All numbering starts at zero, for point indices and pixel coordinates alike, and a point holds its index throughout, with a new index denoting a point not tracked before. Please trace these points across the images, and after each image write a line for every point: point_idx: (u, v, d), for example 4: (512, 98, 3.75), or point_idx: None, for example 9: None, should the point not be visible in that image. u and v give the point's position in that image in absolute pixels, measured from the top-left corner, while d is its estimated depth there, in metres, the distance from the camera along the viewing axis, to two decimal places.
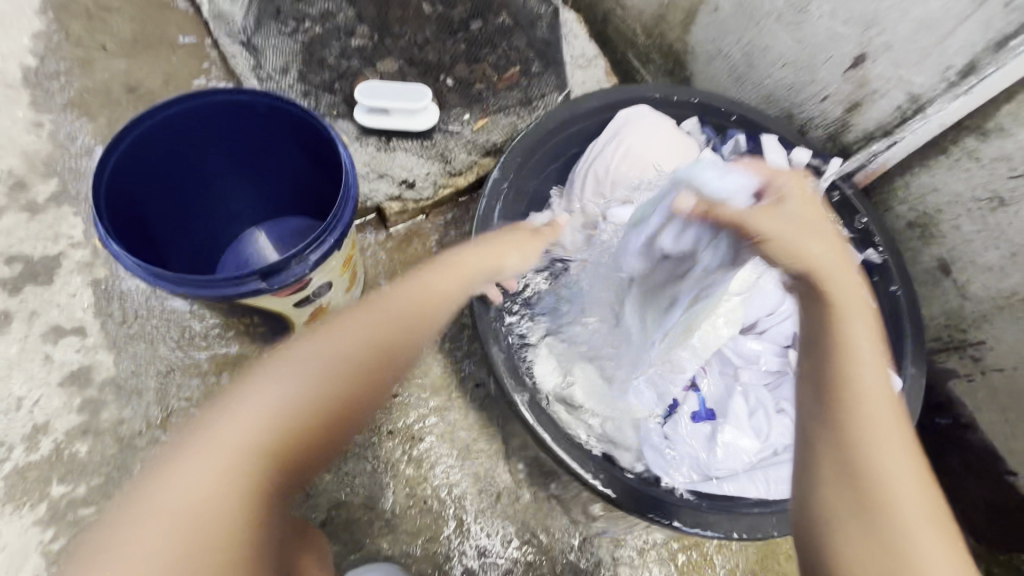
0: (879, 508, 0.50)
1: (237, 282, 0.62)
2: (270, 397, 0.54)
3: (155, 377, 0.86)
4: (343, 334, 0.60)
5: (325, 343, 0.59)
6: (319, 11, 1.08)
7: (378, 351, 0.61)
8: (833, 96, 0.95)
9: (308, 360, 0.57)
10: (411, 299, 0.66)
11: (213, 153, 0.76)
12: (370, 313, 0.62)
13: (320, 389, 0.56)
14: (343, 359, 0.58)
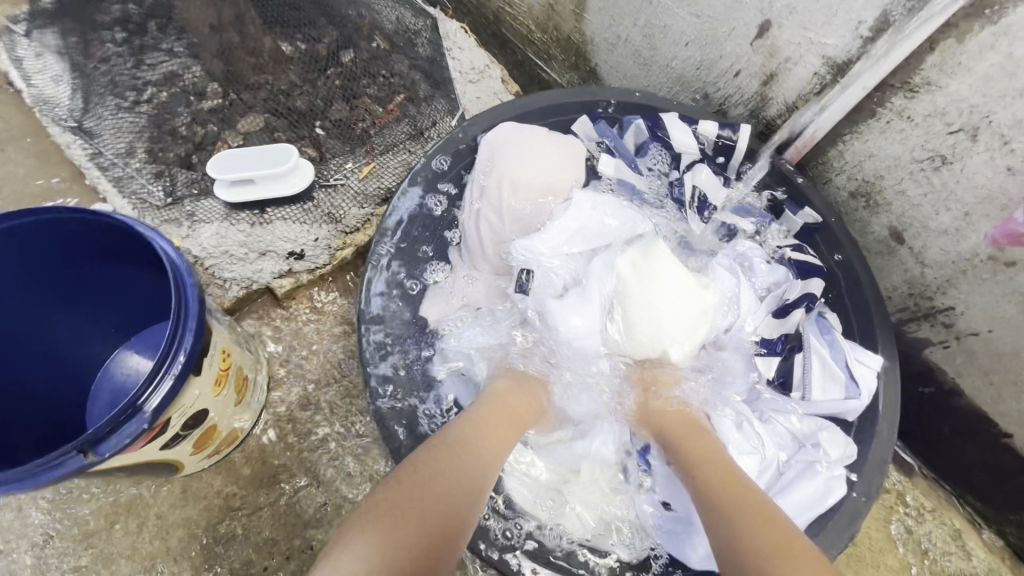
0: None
1: (53, 464, 0.49)
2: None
3: (29, 551, 0.72)
4: (422, 498, 0.54)
5: (394, 503, 0.53)
6: (161, 75, 0.93)
7: (450, 510, 0.55)
8: (745, 70, 0.85)
9: (378, 526, 0.51)
10: (468, 456, 0.61)
11: (29, 287, 0.63)
12: (437, 473, 0.57)
13: (384, 565, 0.48)
14: (406, 519, 0.52)
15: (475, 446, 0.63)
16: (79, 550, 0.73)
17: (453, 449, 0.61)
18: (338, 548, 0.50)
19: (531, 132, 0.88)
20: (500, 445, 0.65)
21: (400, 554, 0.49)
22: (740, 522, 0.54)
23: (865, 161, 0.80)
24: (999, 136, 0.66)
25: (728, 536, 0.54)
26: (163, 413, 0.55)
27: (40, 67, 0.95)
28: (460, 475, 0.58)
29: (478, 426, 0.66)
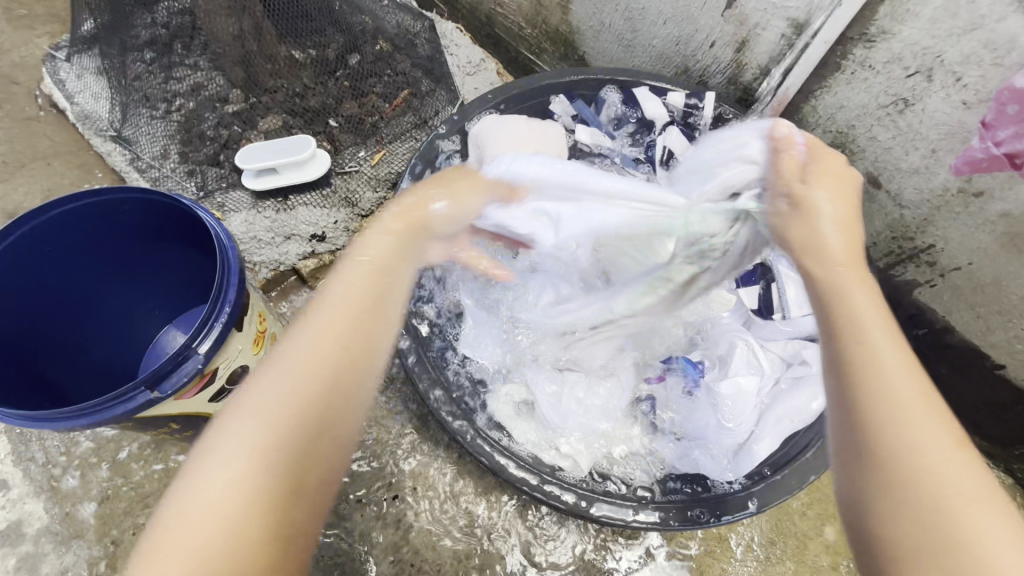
0: (916, 475, 0.39)
1: (124, 399, 0.56)
2: (202, 501, 0.41)
3: (93, 511, 0.79)
4: (273, 395, 0.44)
5: (251, 407, 0.43)
6: (188, 85, 1.03)
7: (327, 384, 0.45)
8: (719, 40, 0.92)
9: (263, 403, 0.43)
10: (347, 301, 0.47)
11: (87, 268, 0.71)
12: (308, 352, 0.45)
13: (256, 478, 0.41)
14: (276, 413, 0.43)
15: (337, 319, 0.47)
16: (136, 509, 0.80)
17: (307, 331, 0.46)
18: (231, 412, 0.44)
19: (512, 119, 0.95)
20: (396, 254, 0.52)
21: (272, 461, 0.42)
22: (895, 419, 0.41)
23: (838, 113, 0.86)
24: (953, 73, 0.71)
25: (901, 426, 0.41)
26: (212, 360, 0.62)
27: (81, 88, 1.06)
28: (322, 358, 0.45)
29: (350, 268, 0.50)
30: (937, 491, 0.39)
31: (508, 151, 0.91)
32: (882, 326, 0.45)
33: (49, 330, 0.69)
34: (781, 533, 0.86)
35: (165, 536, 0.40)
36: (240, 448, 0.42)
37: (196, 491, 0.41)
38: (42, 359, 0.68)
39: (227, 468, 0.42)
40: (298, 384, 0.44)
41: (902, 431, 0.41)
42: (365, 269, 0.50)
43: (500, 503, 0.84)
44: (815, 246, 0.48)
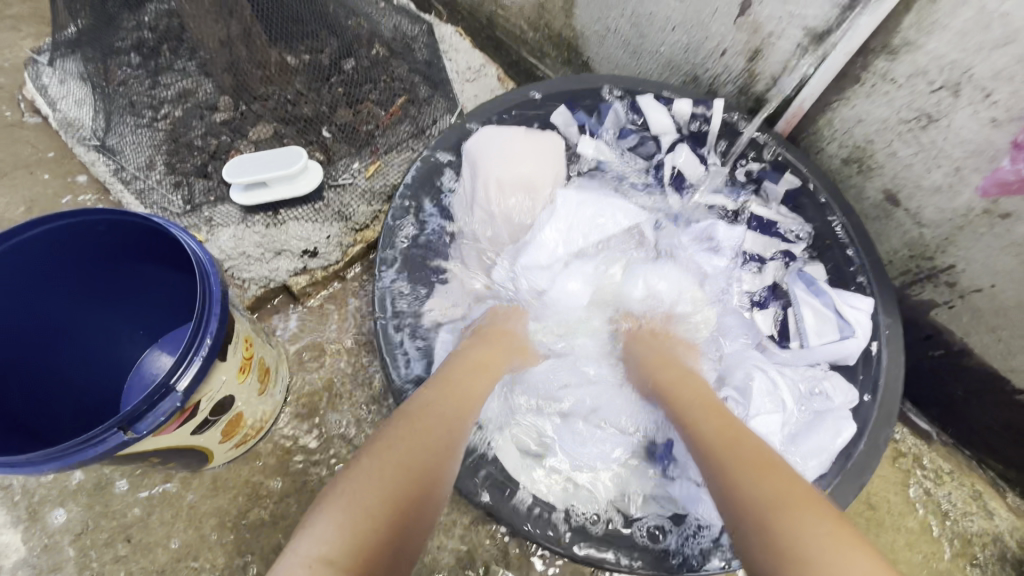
0: (744, 499, 0.51)
1: (97, 440, 0.53)
2: (319, 542, 0.44)
3: (72, 543, 0.76)
4: (397, 450, 0.51)
5: (378, 455, 0.51)
6: (175, 92, 0.99)
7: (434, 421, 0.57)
8: (731, 48, 0.88)
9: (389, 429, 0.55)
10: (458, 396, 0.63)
11: (62, 292, 0.67)
12: (422, 403, 0.59)
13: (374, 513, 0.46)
14: (395, 470, 0.49)
15: (444, 401, 0.61)
16: (118, 541, 0.76)
17: (418, 408, 0.58)
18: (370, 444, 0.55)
19: (508, 132, 0.92)
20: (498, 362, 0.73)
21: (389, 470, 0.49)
22: (748, 473, 0.53)
23: (855, 127, 0.82)
24: (982, 89, 0.67)
25: (750, 484, 0.52)
26: (192, 394, 0.59)
27: (64, 94, 1.02)
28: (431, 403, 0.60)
29: (449, 379, 0.65)
30: (770, 505, 0.49)
31: (508, 170, 0.92)
32: (728, 418, 0.61)
33: (21, 358, 0.65)
34: None
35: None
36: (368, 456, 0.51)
37: (323, 530, 0.44)
38: (13, 389, 0.64)
39: (356, 511, 0.45)
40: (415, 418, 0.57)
41: (738, 475, 0.53)
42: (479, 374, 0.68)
43: (498, 535, 0.80)
44: (684, 379, 0.71)
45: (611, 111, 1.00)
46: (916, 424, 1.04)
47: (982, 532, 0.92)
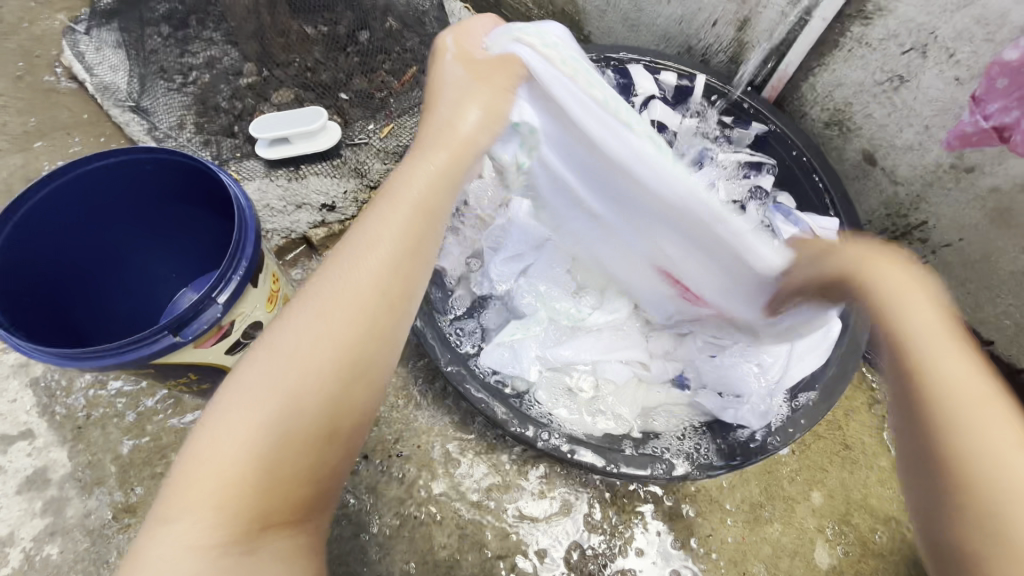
0: (984, 471, 0.43)
1: (150, 340, 0.60)
2: (227, 447, 0.46)
3: (113, 461, 0.84)
4: (305, 344, 0.48)
5: (307, 320, 0.49)
6: (204, 59, 1.06)
7: (336, 359, 0.48)
8: (721, 18, 0.94)
9: (271, 377, 0.47)
10: (358, 277, 0.50)
11: (110, 227, 0.75)
12: (330, 305, 0.49)
13: (279, 426, 0.46)
14: (293, 377, 0.47)
15: (339, 304, 0.49)
16: (155, 459, 0.84)
17: (330, 287, 0.50)
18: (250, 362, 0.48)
19: None
20: (433, 192, 0.55)
21: (267, 426, 0.46)
22: (957, 429, 0.44)
23: (835, 90, 0.89)
24: (946, 49, 0.73)
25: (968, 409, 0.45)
26: (229, 311, 0.66)
27: (100, 59, 1.09)
28: (336, 325, 0.49)
29: (388, 208, 0.53)
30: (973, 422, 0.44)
31: None
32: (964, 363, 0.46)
33: (75, 282, 0.73)
34: (770, 496, 0.90)
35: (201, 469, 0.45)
36: (251, 409, 0.46)
37: (226, 426, 0.46)
38: (67, 309, 0.72)
39: (258, 404, 0.46)
40: (319, 350, 0.48)
41: (949, 404, 0.45)
42: (366, 263, 0.51)
43: (500, 463, 0.87)
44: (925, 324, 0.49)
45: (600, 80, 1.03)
46: None
47: None
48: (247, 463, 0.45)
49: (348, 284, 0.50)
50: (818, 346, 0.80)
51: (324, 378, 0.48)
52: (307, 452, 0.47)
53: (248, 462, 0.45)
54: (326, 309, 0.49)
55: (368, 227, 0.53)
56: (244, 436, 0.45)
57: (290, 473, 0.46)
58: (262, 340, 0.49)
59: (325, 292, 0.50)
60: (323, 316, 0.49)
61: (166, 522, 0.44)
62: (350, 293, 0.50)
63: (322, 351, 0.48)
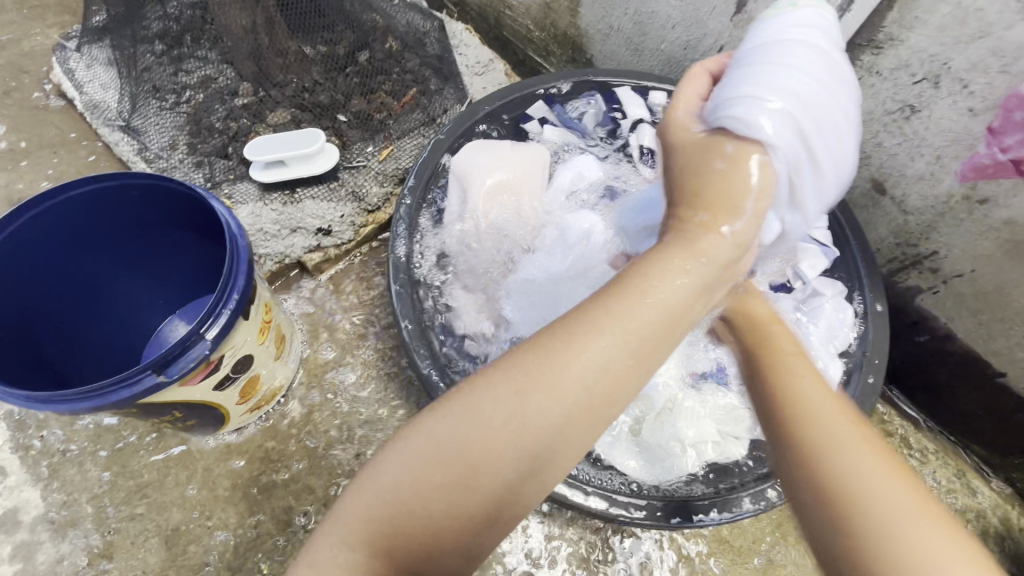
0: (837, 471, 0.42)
1: (129, 383, 0.56)
2: (390, 489, 0.42)
3: (89, 501, 0.78)
4: (496, 419, 0.42)
5: (512, 384, 0.43)
6: (197, 78, 1.03)
7: (514, 465, 0.42)
8: (728, 44, 0.93)
9: (468, 426, 0.42)
10: (572, 381, 0.42)
11: (92, 254, 0.71)
12: (539, 381, 0.42)
13: (483, 485, 0.42)
14: (438, 467, 0.42)
15: (553, 401, 0.42)
16: (134, 500, 0.79)
17: (551, 359, 0.43)
18: (434, 411, 0.44)
19: (490, 142, 0.92)
20: (681, 310, 0.47)
21: (439, 493, 0.41)
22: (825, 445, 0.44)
23: None
24: (959, 80, 0.72)
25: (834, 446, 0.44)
26: (218, 347, 0.62)
27: (90, 77, 1.07)
28: (542, 417, 0.42)
29: (640, 279, 0.47)
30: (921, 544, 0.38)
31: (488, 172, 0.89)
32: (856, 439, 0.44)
33: (61, 313, 0.70)
34: (782, 538, 0.86)
35: (360, 509, 0.42)
36: (426, 459, 0.42)
37: (392, 467, 0.43)
38: (45, 344, 0.68)
39: (427, 471, 0.42)
40: (516, 440, 0.42)
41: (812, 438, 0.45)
42: (569, 380, 0.42)
43: None
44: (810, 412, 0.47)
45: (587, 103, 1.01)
46: (903, 411, 1.08)
47: (967, 509, 0.94)
48: (408, 514, 0.41)
49: (547, 373, 0.42)
50: (839, 332, 0.86)
51: (498, 475, 0.42)
52: (447, 533, 0.41)
53: (411, 510, 0.41)
54: (537, 386, 0.42)
55: (594, 353, 0.43)
56: (410, 489, 0.42)
57: (438, 557, 0.42)
58: (458, 393, 0.44)
59: (550, 380, 0.42)
60: (510, 414, 0.42)
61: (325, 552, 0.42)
62: (567, 379, 0.42)
63: (515, 434, 0.42)
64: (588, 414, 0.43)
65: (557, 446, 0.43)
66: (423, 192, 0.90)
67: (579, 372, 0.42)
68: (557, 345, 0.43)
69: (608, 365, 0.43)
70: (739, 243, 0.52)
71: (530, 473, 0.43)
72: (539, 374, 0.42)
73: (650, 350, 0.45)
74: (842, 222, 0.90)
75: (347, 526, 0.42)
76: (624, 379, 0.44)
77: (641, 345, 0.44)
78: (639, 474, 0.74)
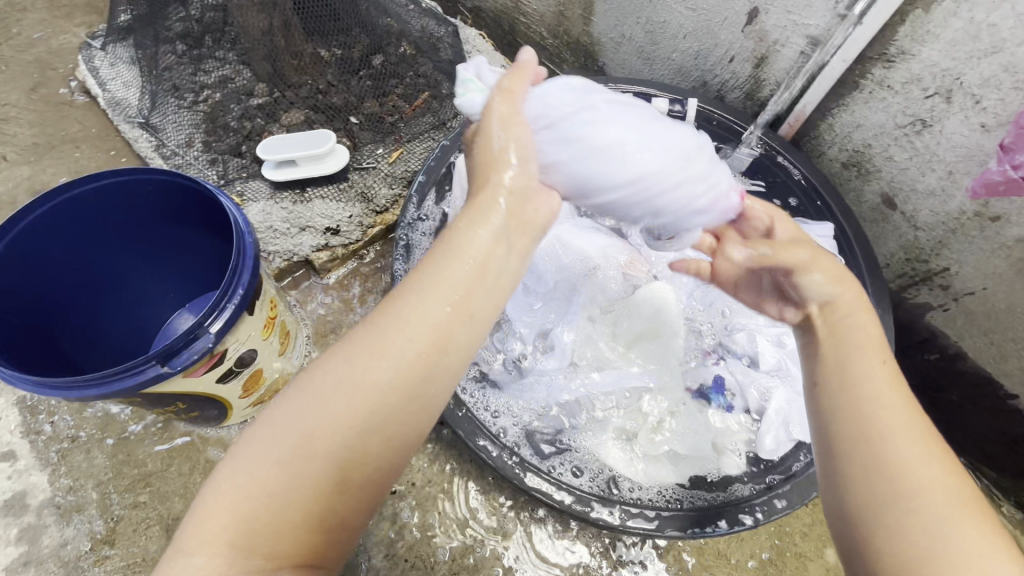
0: (880, 452, 0.45)
1: (133, 371, 0.58)
2: (230, 487, 0.43)
3: (95, 487, 0.80)
4: (331, 394, 0.43)
5: (336, 362, 0.44)
6: (216, 78, 1.06)
7: (369, 410, 0.43)
8: (739, 55, 0.93)
9: (318, 382, 0.44)
10: (412, 321, 0.44)
11: (107, 247, 0.73)
12: (370, 348, 0.44)
13: (331, 441, 0.42)
14: (299, 434, 0.43)
15: (395, 345, 0.44)
16: (138, 488, 0.81)
17: (386, 320, 0.45)
18: (280, 396, 0.46)
19: None
20: (467, 293, 0.46)
21: (286, 460, 0.42)
22: (877, 433, 0.46)
23: (854, 131, 0.86)
24: (972, 95, 0.71)
25: (888, 433, 0.46)
26: (222, 340, 0.64)
27: (114, 75, 1.10)
28: (366, 371, 0.43)
29: (449, 258, 0.46)
30: (934, 519, 0.42)
31: None
32: (921, 445, 0.45)
33: (74, 301, 0.72)
34: (780, 553, 0.85)
35: (203, 512, 0.43)
36: (269, 441, 0.43)
37: (239, 467, 0.43)
38: (57, 333, 0.70)
39: (274, 446, 0.43)
40: (370, 386, 0.43)
41: (870, 413, 0.47)
42: (432, 309, 0.45)
43: (497, 504, 0.84)
44: (865, 390, 0.48)
45: None
46: None
47: None
48: (265, 496, 0.42)
49: (385, 328, 0.44)
50: None
51: (353, 430, 0.43)
52: (302, 502, 0.42)
53: (267, 494, 0.42)
54: (369, 342, 0.44)
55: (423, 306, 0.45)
56: (252, 481, 0.42)
57: (292, 515, 0.42)
58: (303, 374, 0.45)
59: (357, 358, 0.44)
60: (378, 354, 0.44)
61: (197, 537, 0.42)
62: (373, 340, 0.44)
63: (353, 392, 0.43)
64: (422, 364, 0.44)
65: (412, 391, 0.44)
66: (436, 194, 0.92)
67: (382, 338, 0.44)
68: (374, 323, 0.45)
69: (444, 311, 0.45)
70: (520, 194, 0.50)
71: (388, 427, 0.44)
72: (356, 344, 0.45)
73: (491, 304, 0.47)
74: (849, 233, 0.89)
75: (189, 533, 0.43)
76: (448, 327, 0.45)
77: (437, 325, 0.45)
78: (633, 482, 0.74)
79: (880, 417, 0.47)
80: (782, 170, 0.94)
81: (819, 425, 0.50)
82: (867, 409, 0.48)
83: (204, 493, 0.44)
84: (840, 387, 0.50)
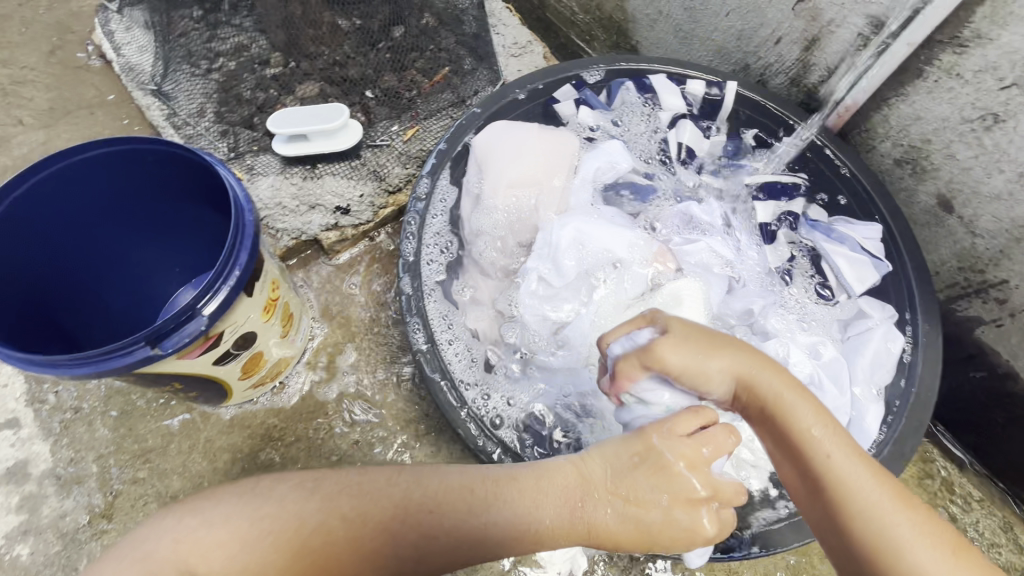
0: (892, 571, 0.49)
1: (124, 352, 0.55)
2: (299, 502, 0.52)
3: (95, 460, 0.80)
4: (447, 497, 0.54)
5: (466, 479, 0.55)
6: (231, 46, 1.02)
7: (455, 539, 0.53)
8: (787, 36, 0.84)
9: (449, 483, 0.55)
10: (543, 498, 0.54)
11: (107, 219, 0.71)
12: (495, 492, 0.55)
13: (413, 529, 0.52)
14: (407, 510, 0.53)
15: (513, 505, 0.54)
16: (137, 463, 0.80)
17: (526, 481, 0.55)
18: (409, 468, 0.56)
19: (524, 127, 0.87)
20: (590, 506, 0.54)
21: (378, 516, 0.52)
22: (890, 555, 0.49)
23: (912, 125, 0.78)
24: None
25: (904, 549, 0.49)
26: (217, 322, 0.61)
27: (129, 40, 1.07)
28: (488, 515, 0.53)
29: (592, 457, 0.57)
30: None
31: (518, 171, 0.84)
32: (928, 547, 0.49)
33: (75, 276, 0.71)
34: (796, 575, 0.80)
35: (260, 512, 0.51)
36: (384, 501, 0.53)
37: (328, 493, 0.53)
38: (57, 307, 0.69)
39: (369, 502, 0.53)
40: (473, 525, 0.53)
41: (873, 541, 0.50)
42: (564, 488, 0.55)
43: None
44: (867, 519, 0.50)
45: (619, 91, 0.94)
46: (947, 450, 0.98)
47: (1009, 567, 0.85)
48: (320, 535, 0.51)
49: (520, 485, 0.55)
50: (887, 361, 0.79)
51: (431, 538, 0.52)
52: (330, 556, 0.50)
53: (329, 533, 0.51)
54: (497, 487, 0.55)
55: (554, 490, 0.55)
56: (326, 521, 0.51)
57: (324, 557, 0.50)
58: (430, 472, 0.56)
59: (487, 498, 0.54)
60: (502, 501, 0.54)
61: (226, 533, 0.50)
62: (505, 489, 0.55)
63: (461, 517, 0.53)
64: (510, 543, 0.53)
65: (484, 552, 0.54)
66: (443, 173, 0.86)
67: (516, 495, 0.55)
68: (511, 475, 0.56)
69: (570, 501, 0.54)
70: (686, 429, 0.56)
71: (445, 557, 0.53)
72: (495, 480, 0.55)
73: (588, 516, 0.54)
74: (899, 236, 0.81)
75: (229, 517, 0.50)
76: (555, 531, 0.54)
77: (559, 512, 0.54)
78: None
79: (883, 536, 0.50)
80: (827, 165, 0.87)
81: (830, 537, 0.53)
82: (871, 526, 0.50)
83: (261, 491, 0.53)
84: (846, 518, 0.51)
